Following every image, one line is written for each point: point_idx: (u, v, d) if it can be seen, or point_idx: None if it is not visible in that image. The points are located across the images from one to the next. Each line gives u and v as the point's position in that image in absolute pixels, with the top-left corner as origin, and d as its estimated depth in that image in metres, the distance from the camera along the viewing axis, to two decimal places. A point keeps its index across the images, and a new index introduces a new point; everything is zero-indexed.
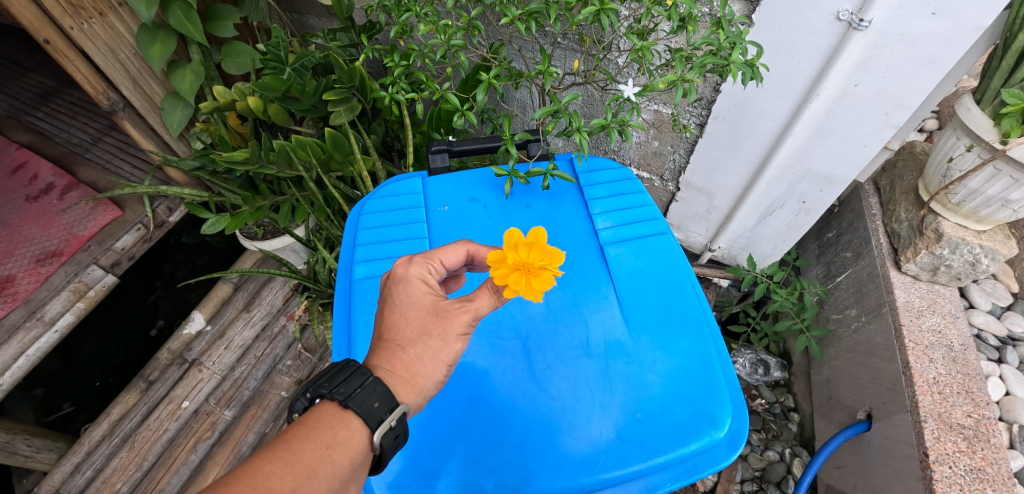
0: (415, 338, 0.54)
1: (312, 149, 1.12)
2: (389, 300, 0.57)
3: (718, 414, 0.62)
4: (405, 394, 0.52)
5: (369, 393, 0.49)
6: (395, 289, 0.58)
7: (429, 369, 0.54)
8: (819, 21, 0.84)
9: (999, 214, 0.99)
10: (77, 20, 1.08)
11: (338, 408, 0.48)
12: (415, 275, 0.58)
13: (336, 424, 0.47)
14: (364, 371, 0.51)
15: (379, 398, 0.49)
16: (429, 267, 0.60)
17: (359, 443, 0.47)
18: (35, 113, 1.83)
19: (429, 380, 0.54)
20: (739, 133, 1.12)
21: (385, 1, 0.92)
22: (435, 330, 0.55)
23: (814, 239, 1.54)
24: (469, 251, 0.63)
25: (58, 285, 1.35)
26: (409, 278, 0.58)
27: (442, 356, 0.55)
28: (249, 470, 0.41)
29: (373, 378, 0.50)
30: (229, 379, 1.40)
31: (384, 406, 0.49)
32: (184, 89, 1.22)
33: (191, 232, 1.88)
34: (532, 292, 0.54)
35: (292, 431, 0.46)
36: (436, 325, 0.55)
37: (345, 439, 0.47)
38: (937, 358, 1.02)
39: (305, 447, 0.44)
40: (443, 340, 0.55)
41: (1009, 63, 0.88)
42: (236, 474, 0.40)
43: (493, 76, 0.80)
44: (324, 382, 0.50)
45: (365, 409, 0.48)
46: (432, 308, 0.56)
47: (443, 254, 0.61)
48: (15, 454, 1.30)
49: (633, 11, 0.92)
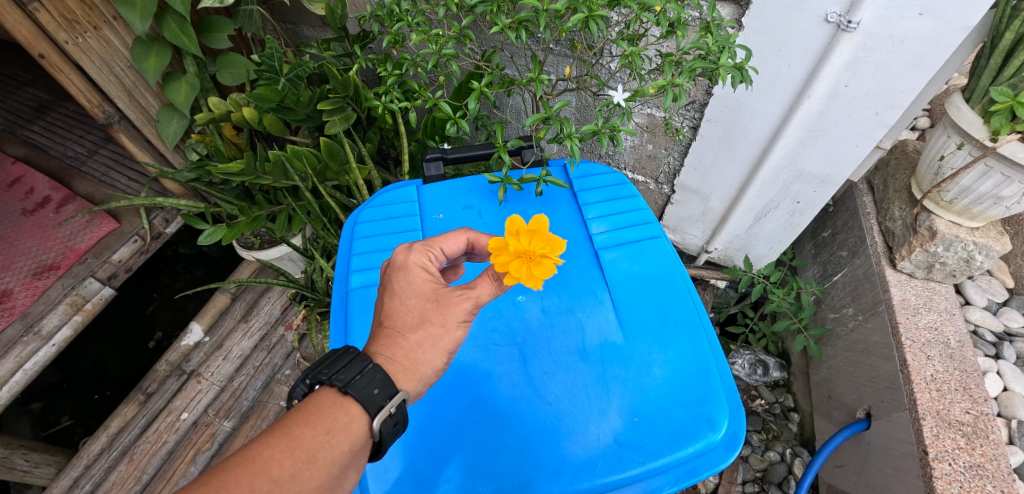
0: (415, 324, 0.55)
1: (307, 160, 1.12)
2: (388, 288, 0.58)
3: (715, 416, 0.63)
4: (404, 381, 0.52)
5: (369, 380, 0.49)
6: (395, 276, 0.59)
7: (430, 357, 0.54)
8: (808, 23, 0.85)
9: (992, 211, 1.00)
10: (72, 34, 1.09)
11: (338, 394, 0.49)
12: (415, 262, 0.59)
13: (335, 410, 0.47)
14: (364, 358, 0.51)
15: (379, 385, 0.49)
16: (429, 255, 0.60)
17: (358, 429, 0.47)
18: (30, 127, 1.84)
19: (429, 368, 0.54)
20: (731, 135, 1.13)
21: (378, 10, 0.92)
22: (435, 317, 0.55)
23: (810, 238, 1.54)
24: (469, 239, 0.64)
25: (54, 299, 1.34)
26: (409, 264, 0.59)
27: (442, 344, 0.55)
28: (248, 455, 0.41)
29: (373, 365, 0.50)
30: (228, 390, 1.39)
31: (384, 393, 0.49)
32: (179, 101, 1.23)
33: (188, 242, 1.88)
34: (533, 279, 0.55)
35: (291, 417, 0.46)
36: (436, 312, 0.56)
37: (344, 425, 0.47)
38: (934, 355, 1.03)
39: (305, 432, 0.44)
40: (443, 327, 0.55)
41: (996, 61, 0.89)
42: (236, 459, 0.41)
43: (485, 84, 0.80)
44: (324, 369, 0.50)
45: (365, 396, 0.48)
46: (433, 296, 0.57)
47: (443, 242, 0.62)
48: (14, 469, 1.30)
49: (623, 18, 0.93)
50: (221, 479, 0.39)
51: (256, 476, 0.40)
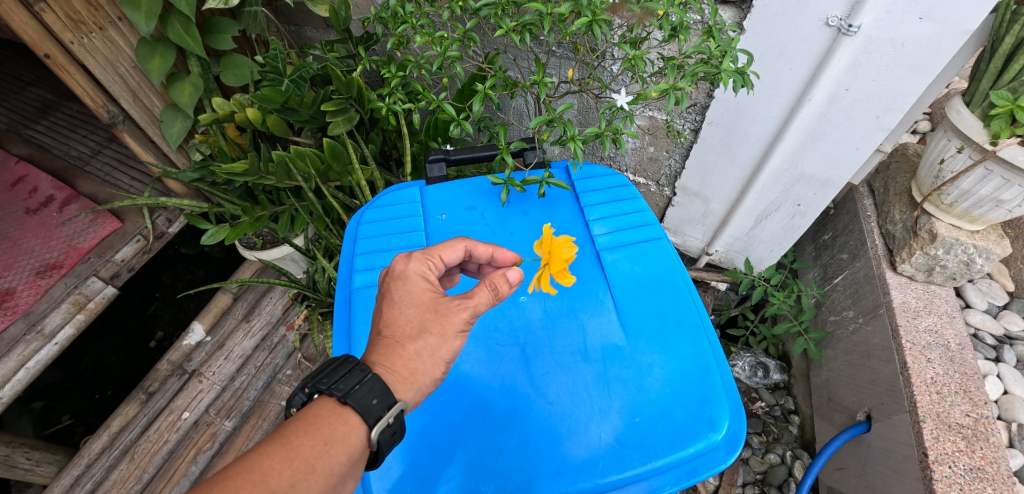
0: (413, 334, 0.55)
1: (312, 160, 1.13)
2: (388, 296, 0.59)
3: (716, 416, 0.63)
4: (403, 392, 0.52)
5: (368, 390, 0.49)
6: (395, 286, 0.59)
7: (428, 367, 0.54)
8: (809, 27, 0.86)
9: (992, 214, 1.01)
10: (77, 34, 1.09)
11: (337, 403, 0.49)
12: (414, 271, 0.60)
13: (334, 420, 0.48)
14: (364, 367, 0.51)
15: (378, 395, 0.49)
16: (428, 263, 0.61)
17: (357, 439, 0.48)
18: (34, 126, 1.84)
19: (428, 377, 0.54)
20: (732, 138, 1.13)
21: (382, 13, 0.93)
22: (434, 327, 0.56)
23: (811, 241, 1.55)
24: (466, 247, 0.65)
25: (57, 298, 1.35)
26: (408, 274, 0.60)
27: (441, 353, 0.55)
28: (246, 464, 0.41)
29: (372, 374, 0.50)
30: (229, 389, 1.39)
31: (383, 403, 0.49)
32: (183, 101, 1.24)
33: (191, 242, 1.89)
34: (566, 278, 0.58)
35: (289, 426, 0.46)
36: (435, 322, 0.56)
37: (343, 435, 0.47)
38: (934, 358, 1.03)
39: (303, 442, 0.44)
40: (442, 336, 0.56)
41: (996, 65, 0.90)
42: (233, 468, 0.40)
43: (488, 86, 0.80)
44: (323, 377, 0.50)
45: (364, 406, 0.48)
46: (432, 305, 0.57)
47: (442, 251, 0.63)
48: (15, 467, 1.30)
49: (625, 21, 0.94)
50: (219, 487, 0.38)
51: (254, 487, 0.40)
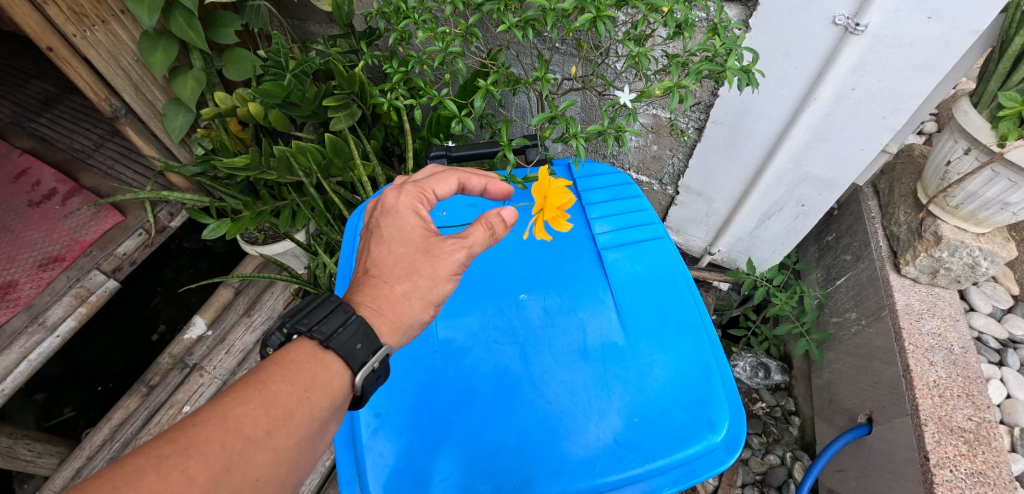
0: (403, 275, 0.59)
1: (312, 155, 1.12)
2: (377, 231, 0.62)
3: (715, 418, 0.63)
4: (387, 335, 0.56)
5: (348, 336, 0.52)
6: (384, 221, 0.63)
7: (416, 309, 0.59)
8: (815, 26, 0.85)
9: (998, 216, 1.00)
10: (80, 27, 1.09)
11: (317, 350, 0.52)
12: (404, 206, 0.63)
13: (315, 365, 0.51)
14: (345, 311, 0.54)
15: (360, 341, 0.52)
16: (419, 199, 0.65)
17: (338, 385, 0.51)
18: (37, 119, 1.85)
19: (414, 319, 0.59)
20: (737, 137, 1.12)
21: (384, 8, 0.92)
22: (424, 269, 0.59)
23: (814, 242, 1.54)
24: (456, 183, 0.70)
25: (59, 290, 1.36)
26: (398, 208, 0.63)
27: (430, 295, 0.59)
28: (224, 409, 0.45)
29: (354, 319, 0.53)
30: (229, 384, 1.40)
31: (365, 349, 0.53)
32: (185, 95, 1.23)
33: (193, 236, 1.89)
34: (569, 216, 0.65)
35: (269, 370, 0.49)
36: (424, 263, 0.59)
37: (323, 381, 0.50)
38: (937, 361, 1.03)
39: (282, 388, 0.48)
40: (432, 279, 0.59)
41: (1006, 65, 0.89)
42: (212, 413, 0.44)
43: (490, 82, 0.79)
44: (303, 320, 0.54)
45: (346, 351, 0.52)
46: (421, 241, 0.61)
47: (434, 186, 0.68)
48: (16, 459, 1.31)
49: (630, 17, 0.93)
50: (195, 432, 0.42)
51: (229, 433, 0.43)
